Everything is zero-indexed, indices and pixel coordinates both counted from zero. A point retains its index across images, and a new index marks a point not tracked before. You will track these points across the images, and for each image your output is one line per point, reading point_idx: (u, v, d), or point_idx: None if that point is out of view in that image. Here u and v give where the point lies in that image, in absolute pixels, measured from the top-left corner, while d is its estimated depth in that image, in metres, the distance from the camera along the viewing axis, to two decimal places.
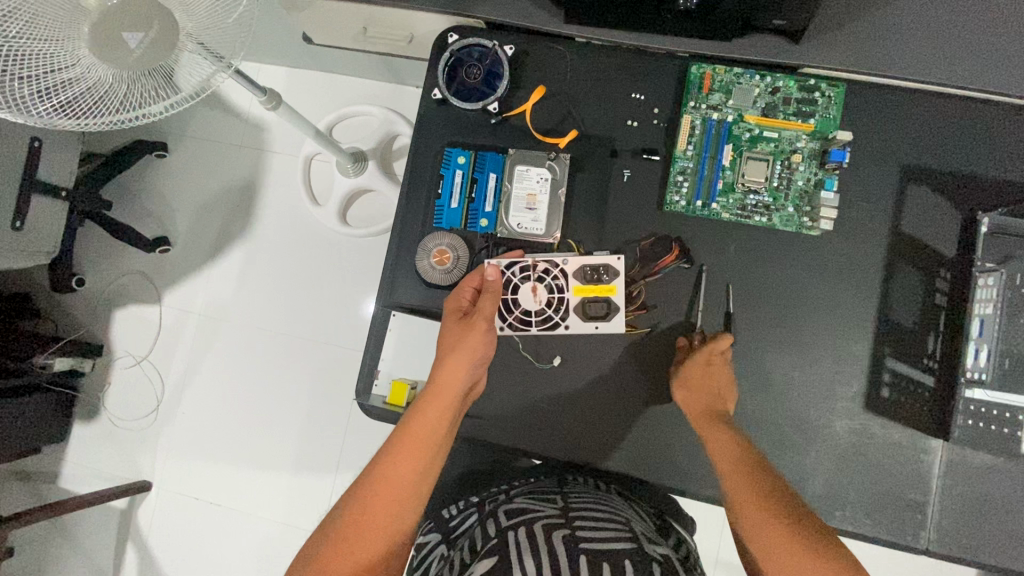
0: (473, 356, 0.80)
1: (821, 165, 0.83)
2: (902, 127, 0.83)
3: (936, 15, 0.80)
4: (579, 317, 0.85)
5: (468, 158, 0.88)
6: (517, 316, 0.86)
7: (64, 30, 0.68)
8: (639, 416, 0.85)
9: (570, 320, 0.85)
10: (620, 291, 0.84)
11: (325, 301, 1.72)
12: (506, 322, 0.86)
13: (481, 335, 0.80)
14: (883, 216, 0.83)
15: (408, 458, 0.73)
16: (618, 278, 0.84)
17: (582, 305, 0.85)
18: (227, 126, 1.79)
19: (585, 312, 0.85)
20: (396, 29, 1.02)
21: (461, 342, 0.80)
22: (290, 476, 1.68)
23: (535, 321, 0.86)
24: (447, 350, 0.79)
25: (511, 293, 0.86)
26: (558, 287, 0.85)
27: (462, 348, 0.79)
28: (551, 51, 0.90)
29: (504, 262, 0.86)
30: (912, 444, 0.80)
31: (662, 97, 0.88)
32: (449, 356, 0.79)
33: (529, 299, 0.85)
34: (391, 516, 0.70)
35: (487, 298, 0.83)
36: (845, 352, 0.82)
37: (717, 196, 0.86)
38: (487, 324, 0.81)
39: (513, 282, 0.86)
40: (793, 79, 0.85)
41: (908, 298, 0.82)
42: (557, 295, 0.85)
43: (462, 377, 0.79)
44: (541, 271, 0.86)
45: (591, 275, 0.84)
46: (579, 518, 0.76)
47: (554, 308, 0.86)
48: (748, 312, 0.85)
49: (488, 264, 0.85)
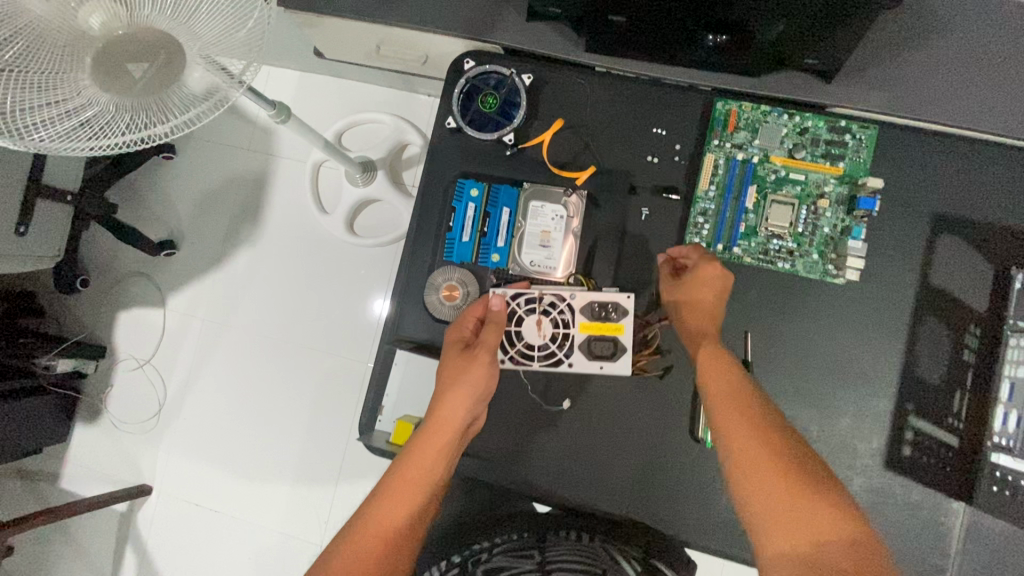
0: (473, 394, 0.77)
1: (848, 211, 0.80)
2: (935, 173, 0.80)
3: (978, 58, 0.76)
4: (583, 355, 0.81)
5: (481, 191, 0.85)
6: (519, 349, 0.81)
7: (67, 55, 0.66)
8: (650, 463, 0.83)
9: (574, 358, 0.81)
10: (626, 331, 0.80)
11: (330, 309, 1.70)
12: (507, 355, 0.81)
13: (483, 371, 0.77)
14: (912, 267, 0.80)
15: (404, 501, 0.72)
16: (626, 317, 0.80)
17: (587, 342, 0.81)
18: (236, 129, 1.76)
19: (589, 349, 0.80)
20: (410, 49, 0.98)
21: (462, 379, 0.76)
22: (291, 485, 1.67)
23: (537, 357, 0.81)
24: (447, 386, 0.76)
25: (515, 325, 0.82)
26: (563, 321, 0.81)
27: (461, 386, 0.76)
28: (570, 80, 0.87)
29: (510, 293, 0.82)
30: (932, 506, 0.77)
31: (684, 133, 0.85)
32: (448, 393, 0.76)
33: (533, 332, 0.81)
34: (375, 563, 0.68)
35: (490, 331, 0.78)
36: (866, 407, 0.80)
37: (739, 239, 0.82)
38: (490, 357, 0.77)
39: (518, 314, 0.82)
40: (822, 120, 0.81)
41: (935, 353, 0.79)
42: (562, 330, 0.81)
43: (461, 415, 0.76)
44: (547, 304, 0.82)
45: (598, 312, 0.80)
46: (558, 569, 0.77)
47: (558, 344, 0.82)
48: (767, 361, 0.81)
49: (492, 293, 0.81)
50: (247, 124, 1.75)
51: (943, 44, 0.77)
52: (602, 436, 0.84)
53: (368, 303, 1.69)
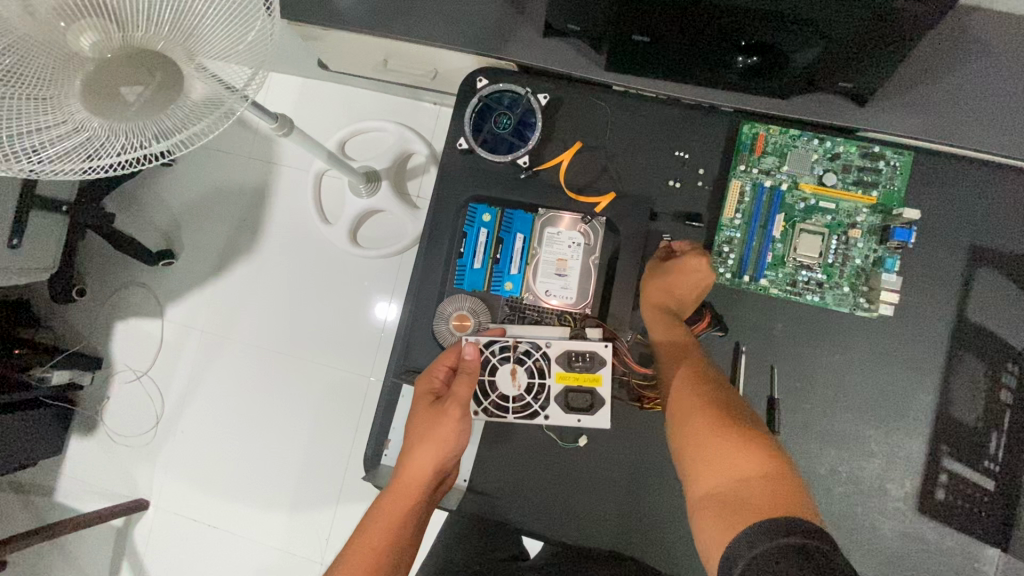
0: (443, 449, 0.71)
1: (881, 242, 0.76)
2: (972, 203, 0.76)
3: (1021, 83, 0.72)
4: (560, 408, 0.76)
5: (494, 216, 0.81)
6: (493, 400, 0.76)
7: (55, 73, 0.61)
8: (668, 502, 0.80)
9: (550, 411, 0.76)
10: (605, 382, 0.75)
11: (332, 321, 1.66)
12: (480, 406, 0.76)
13: (453, 425, 0.71)
14: (947, 301, 0.76)
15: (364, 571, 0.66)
16: (604, 367, 0.75)
17: (563, 394, 0.75)
18: (237, 136, 1.72)
19: (565, 402, 0.75)
20: (419, 64, 0.94)
21: (430, 435, 0.71)
22: (291, 501, 1.63)
23: (512, 409, 0.76)
24: (413, 442, 0.71)
25: (488, 373, 0.77)
26: (539, 370, 0.76)
27: (428, 443, 0.71)
28: (588, 100, 0.83)
29: (483, 339, 0.77)
30: (968, 553, 0.74)
31: (708, 157, 0.81)
32: (416, 447, 0.71)
33: (507, 383, 0.76)
34: None
35: (462, 383, 0.73)
36: (898, 448, 0.76)
37: (765, 269, 0.78)
38: (462, 411, 0.72)
39: (491, 362, 0.77)
40: (854, 145, 0.77)
41: (972, 392, 0.75)
42: (537, 380, 0.76)
43: (428, 471, 0.71)
44: (522, 352, 0.77)
45: (575, 361, 0.75)
46: None
47: (534, 395, 0.76)
48: (794, 398, 0.78)
49: (465, 341, 0.76)
50: (248, 131, 1.71)
51: (984, 67, 0.73)
52: (619, 474, 0.80)
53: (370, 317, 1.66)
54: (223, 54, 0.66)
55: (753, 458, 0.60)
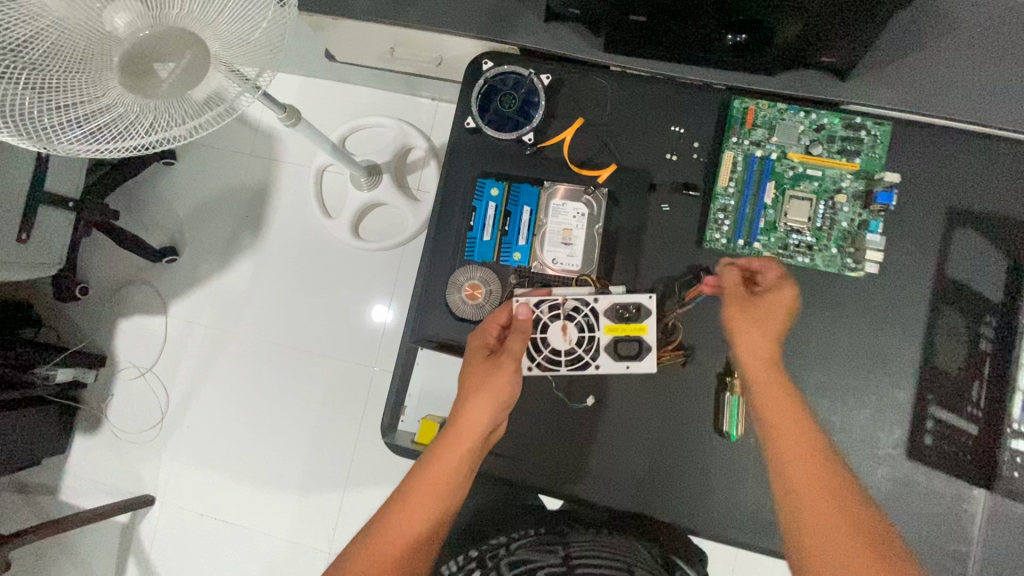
0: (498, 402, 0.74)
1: (865, 206, 0.81)
2: (948, 168, 0.81)
3: (986, 57, 0.79)
4: (611, 357, 0.82)
5: (501, 190, 0.86)
6: (547, 354, 0.82)
7: (91, 57, 0.67)
8: (675, 459, 0.83)
9: (601, 360, 0.82)
10: (650, 330, 0.81)
11: (335, 313, 1.69)
12: (534, 361, 0.83)
13: (507, 378, 0.75)
14: (929, 260, 0.81)
15: (422, 506, 0.70)
16: (649, 317, 0.81)
17: (613, 344, 0.82)
18: (239, 135, 1.75)
19: (615, 351, 0.82)
20: (425, 51, 0.99)
21: (487, 386, 0.74)
22: (298, 489, 1.65)
23: (565, 361, 0.82)
24: (469, 392, 0.74)
25: (540, 331, 0.82)
26: (588, 325, 0.82)
27: (485, 394, 0.74)
28: (588, 79, 0.88)
29: (533, 300, 0.82)
30: (955, 495, 0.79)
31: (702, 131, 0.86)
32: (471, 397, 0.74)
33: (559, 338, 0.82)
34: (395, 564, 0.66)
35: (515, 338, 0.78)
36: (887, 398, 0.81)
37: (758, 234, 0.83)
38: (515, 365, 0.76)
39: (542, 320, 0.82)
40: (837, 117, 0.83)
41: (954, 343, 0.80)
42: (588, 333, 0.82)
43: (485, 423, 0.74)
44: (570, 309, 0.83)
45: (621, 313, 0.81)
46: (581, 566, 0.74)
47: (585, 347, 0.82)
48: (789, 354, 0.82)
49: (516, 301, 0.81)
50: (250, 129, 1.74)
51: (953, 42, 0.79)
52: (626, 433, 0.84)
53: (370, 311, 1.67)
54: (241, 43, 0.71)
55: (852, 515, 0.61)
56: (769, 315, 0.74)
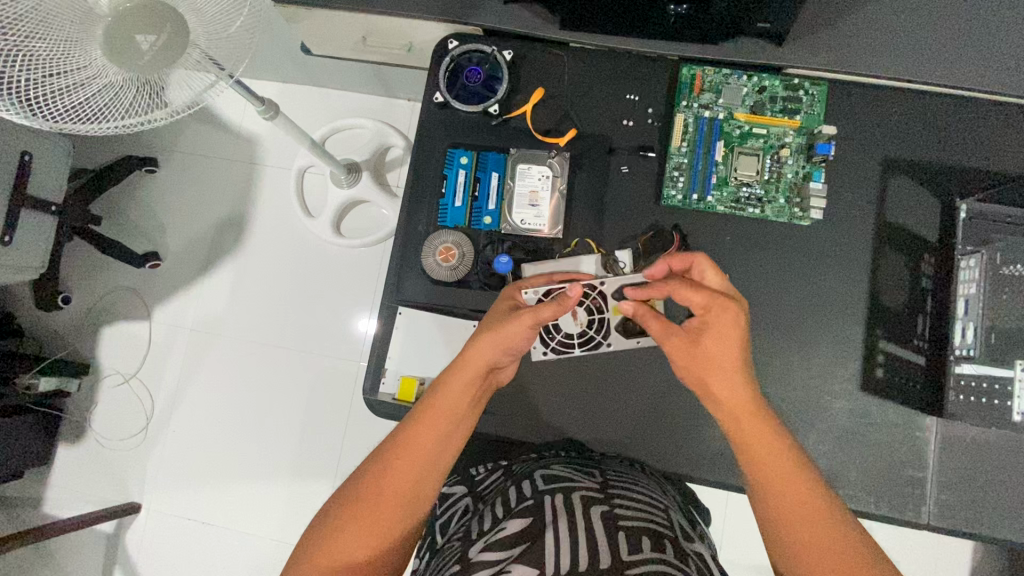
0: (507, 347, 0.74)
1: (808, 158, 0.88)
2: (880, 121, 0.88)
3: (919, 14, 0.84)
4: (622, 336, 0.86)
5: (470, 158, 0.91)
6: (559, 339, 0.87)
7: (77, 33, 0.73)
8: (646, 405, 0.87)
9: (612, 339, 0.86)
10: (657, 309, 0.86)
11: (320, 310, 1.59)
12: (548, 346, 0.87)
13: (523, 330, 0.74)
14: (869, 205, 0.87)
15: (428, 432, 0.69)
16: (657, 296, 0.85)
17: (623, 324, 0.85)
18: (216, 139, 1.69)
19: (626, 330, 0.85)
20: (396, 38, 1.05)
21: (499, 331, 0.73)
22: (288, 483, 1.54)
23: (578, 343, 0.86)
24: (481, 334, 0.74)
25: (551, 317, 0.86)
26: (597, 308, 0.85)
27: (495, 338, 0.73)
28: (547, 55, 0.94)
29: (541, 290, 0.81)
30: (908, 422, 0.84)
31: (655, 97, 0.92)
32: (483, 338, 0.73)
33: (570, 322, 0.86)
34: (401, 489, 0.66)
35: (548, 305, 0.73)
36: (841, 335, 0.86)
37: (711, 189, 0.89)
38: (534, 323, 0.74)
39: None
40: (777, 79, 0.89)
41: (896, 280, 0.86)
42: (597, 316, 0.85)
43: (490, 364, 0.74)
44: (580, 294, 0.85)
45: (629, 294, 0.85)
46: (617, 496, 0.73)
47: (596, 328, 0.86)
48: (746, 299, 0.87)
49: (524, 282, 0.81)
50: (228, 134, 1.69)
51: (885, 4, 0.85)
52: (598, 382, 0.88)
53: (349, 321, 1.58)
54: (220, 29, 0.77)
55: (831, 527, 0.61)
56: (715, 347, 0.71)
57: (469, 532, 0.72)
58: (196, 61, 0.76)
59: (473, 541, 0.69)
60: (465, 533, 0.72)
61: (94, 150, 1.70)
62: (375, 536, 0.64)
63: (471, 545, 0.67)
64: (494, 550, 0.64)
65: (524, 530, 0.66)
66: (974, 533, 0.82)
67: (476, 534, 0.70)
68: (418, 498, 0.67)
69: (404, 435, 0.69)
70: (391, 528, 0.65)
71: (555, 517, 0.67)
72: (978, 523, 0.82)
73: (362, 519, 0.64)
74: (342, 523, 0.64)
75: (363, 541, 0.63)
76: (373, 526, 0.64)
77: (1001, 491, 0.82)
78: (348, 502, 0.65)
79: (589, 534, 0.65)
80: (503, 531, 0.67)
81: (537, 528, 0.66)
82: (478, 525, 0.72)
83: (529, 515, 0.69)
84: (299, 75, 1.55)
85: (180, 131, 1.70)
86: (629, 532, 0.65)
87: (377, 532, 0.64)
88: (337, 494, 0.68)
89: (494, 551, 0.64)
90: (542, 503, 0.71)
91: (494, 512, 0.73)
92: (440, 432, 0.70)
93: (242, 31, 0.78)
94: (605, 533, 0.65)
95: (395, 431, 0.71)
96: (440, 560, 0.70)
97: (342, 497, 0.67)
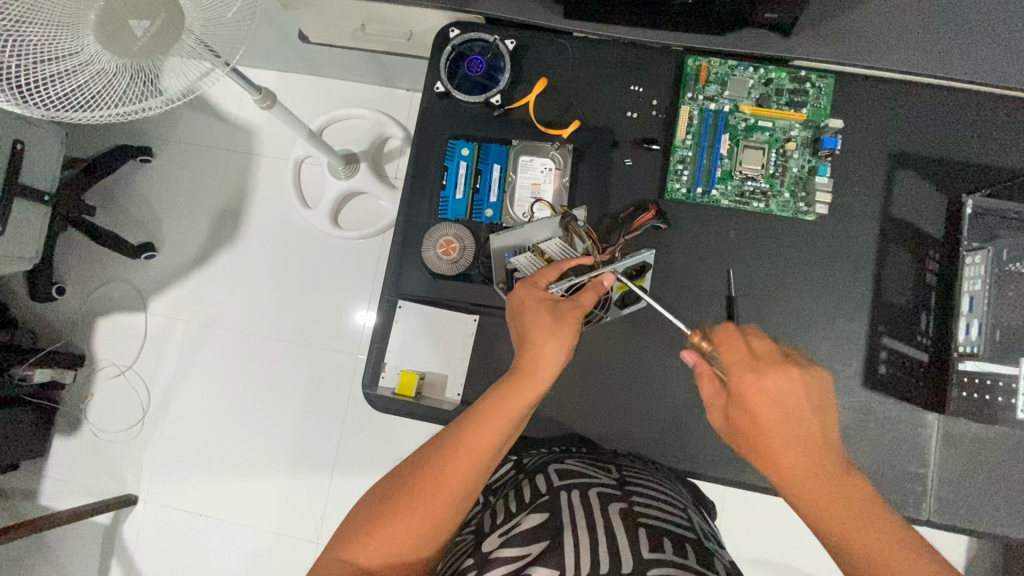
0: (564, 343, 0.73)
1: (814, 152, 0.87)
2: (887, 116, 0.87)
3: (929, 8, 0.82)
4: (619, 309, 0.86)
5: (471, 150, 0.91)
6: None
7: (67, 20, 0.70)
8: (649, 401, 0.87)
9: (609, 312, 0.86)
10: (648, 281, 0.87)
11: (325, 304, 1.57)
12: None
13: (572, 328, 0.74)
14: (875, 200, 0.87)
15: (491, 430, 0.67)
16: (649, 270, 0.86)
17: (620, 298, 0.85)
18: (211, 128, 1.66)
19: (623, 303, 0.85)
20: (395, 26, 1.03)
21: (555, 330, 0.73)
22: (286, 476, 1.53)
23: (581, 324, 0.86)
24: (539, 333, 0.73)
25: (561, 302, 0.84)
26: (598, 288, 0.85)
27: (559, 338, 0.73)
28: (551, 45, 0.92)
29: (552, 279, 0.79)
30: (911, 418, 0.83)
31: (660, 89, 0.91)
32: (543, 336, 0.73)
33: None
34: (462, 484, 0.65)
35: (587, 294, 0.76)
36: (845, 332, 0.85)
37: (716, 183, 0.88)
38: (581, 321, 0.75)
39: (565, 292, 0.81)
40: (783, 70, 0.88)
41: (901, 277, 0.86)
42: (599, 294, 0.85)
43: (554, 365, 0.73)
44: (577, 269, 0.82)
45: (629, 272, 0.84)
46: (635, 494, 0.72)
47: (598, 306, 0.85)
48: (751, 295, 0.87)
49: (534, 274, 0.80)
50: (225, 123, 1.66)
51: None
52: (599, 376, 0.88)
53: (350, 315, 1.57)
54: (216, 17, 0.76)
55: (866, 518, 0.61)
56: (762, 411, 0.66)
57: (482, 526, 0.72)
58: (192, 48, 0.76)
59: (486, 536, 0.69)
60: (477, 527, 0.72)
61: (87, 139, 1.67)
62: (427, 528, 0.63)
63: (485, 540, 0.68)
64: (512, 547, 0.64)
65: (540, 527, 0.66)
66: (972, 528, 0.82)
67: (489, 529, 0.70)
68: (469, 496, 0.66)
69: (465, 432, 0.67)
70: (440, 520, 0.64)
71: (572, 514, 0.67)
72: (979, 523, 0.82)
73: (416, 510, 0.63)
74: (393, 510, 0.63)
75: (414, 530, 0.63)
76: (426, 518, 0.63)
77: (1001, 486, 0.82)
78: (402, 491, 0.64)
79: (609, 534, 0.64)
80: (519, 528, 0.66)
81: (555, 525, 0.65)
82: (491, 519, 0.72)
83: (545, 511, 0.68)
84: (297, 63, 1.52)
85: (175, 120, 1.67)
86: (649, 531, 0.65)
87: (427, 525, 0.63)
88: (388, 479, 0.67)
89: (510, 548, 0.64)
90: (557, 499, 0.70)
91: (507, 507, 0.73)
92: (501, 431, 0.68)
93: (238, 18, 0.77)
94: (625, 532, 0.65)
95: (454, 426, 0.69)
96: (454, 556, 0.70)
97: (395, 484, 0.66)
